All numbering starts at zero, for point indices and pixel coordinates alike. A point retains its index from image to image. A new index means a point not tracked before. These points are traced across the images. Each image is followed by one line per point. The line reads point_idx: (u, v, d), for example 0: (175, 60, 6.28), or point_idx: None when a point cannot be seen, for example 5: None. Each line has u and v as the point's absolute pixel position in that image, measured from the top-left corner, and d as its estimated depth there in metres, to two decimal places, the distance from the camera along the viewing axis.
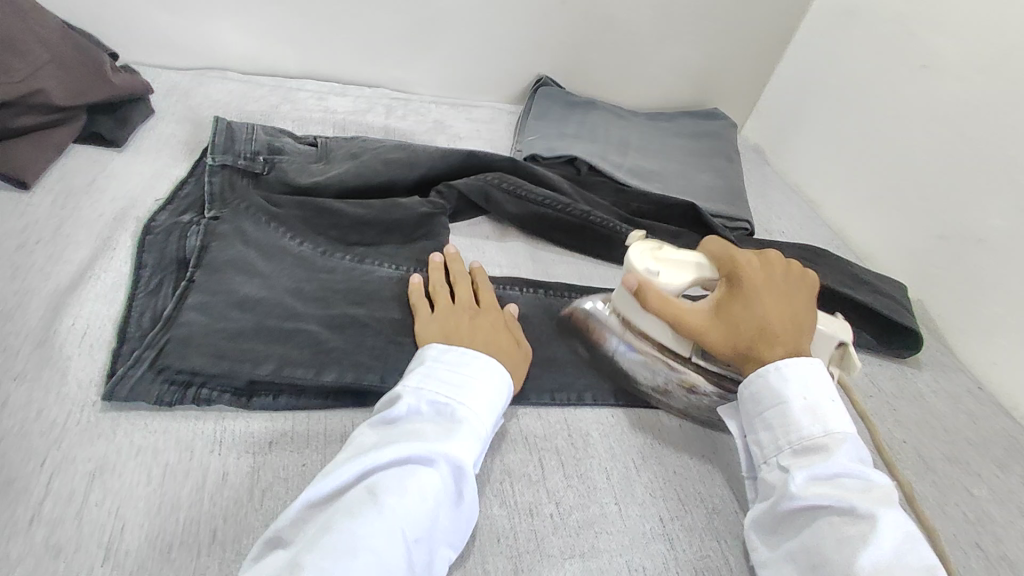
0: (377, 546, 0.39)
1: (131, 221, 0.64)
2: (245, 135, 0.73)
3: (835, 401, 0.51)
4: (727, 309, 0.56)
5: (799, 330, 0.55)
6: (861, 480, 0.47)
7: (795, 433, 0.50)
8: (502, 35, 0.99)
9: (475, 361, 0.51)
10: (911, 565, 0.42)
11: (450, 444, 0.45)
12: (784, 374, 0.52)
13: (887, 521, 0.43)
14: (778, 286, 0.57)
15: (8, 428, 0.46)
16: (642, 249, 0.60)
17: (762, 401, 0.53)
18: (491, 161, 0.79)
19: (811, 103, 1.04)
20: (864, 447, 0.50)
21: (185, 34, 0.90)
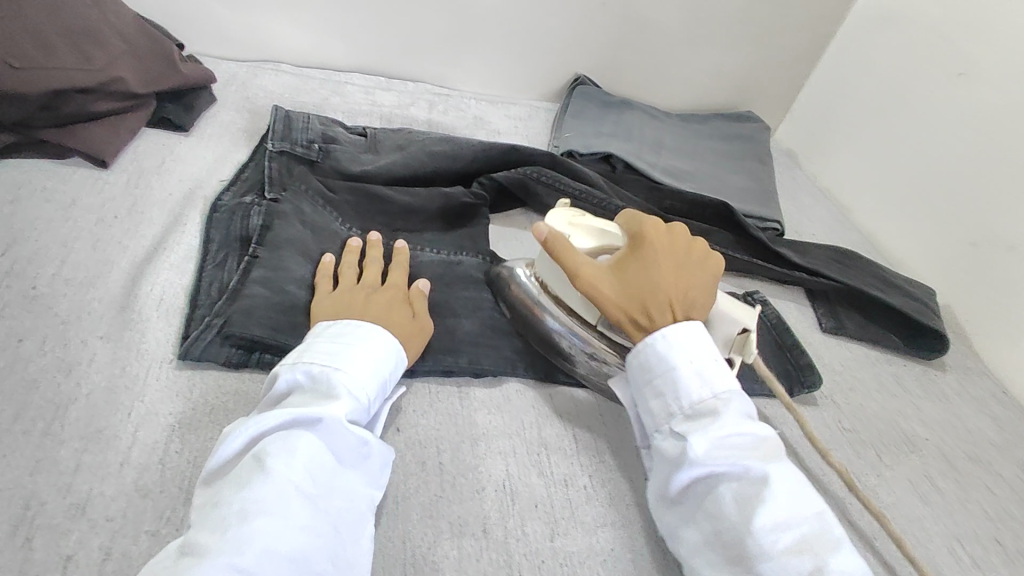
0: (272, 508, 0.41)
1: (199, 201, 0.69)
2: (301, 123, 0.77)
3: (715, 359, 0.53)
4: (625, 271, 0.58)
5: (689, 298, 0.57)
6: (750, 437, 0.50)
7: (685, 399, 0.52)
8: (543, 36, 1.02)
9: (356, 331, 0.53)
10: (802, 515, 0.46)
11: (331, 405, 0.47)
12: (670, 341, 0.54)
13: (778, 478, 0.47)
14: (678, 256, 0.59)
15: (97, 381, 0.51)
16: (561, 217, 0.64)
17: (652, 370, 0.54)
18: (531, 156, 0.83)
19: (844, 109, 1.06)
20: (745, 400, 0.53)
21: (244, 29, 0.95)
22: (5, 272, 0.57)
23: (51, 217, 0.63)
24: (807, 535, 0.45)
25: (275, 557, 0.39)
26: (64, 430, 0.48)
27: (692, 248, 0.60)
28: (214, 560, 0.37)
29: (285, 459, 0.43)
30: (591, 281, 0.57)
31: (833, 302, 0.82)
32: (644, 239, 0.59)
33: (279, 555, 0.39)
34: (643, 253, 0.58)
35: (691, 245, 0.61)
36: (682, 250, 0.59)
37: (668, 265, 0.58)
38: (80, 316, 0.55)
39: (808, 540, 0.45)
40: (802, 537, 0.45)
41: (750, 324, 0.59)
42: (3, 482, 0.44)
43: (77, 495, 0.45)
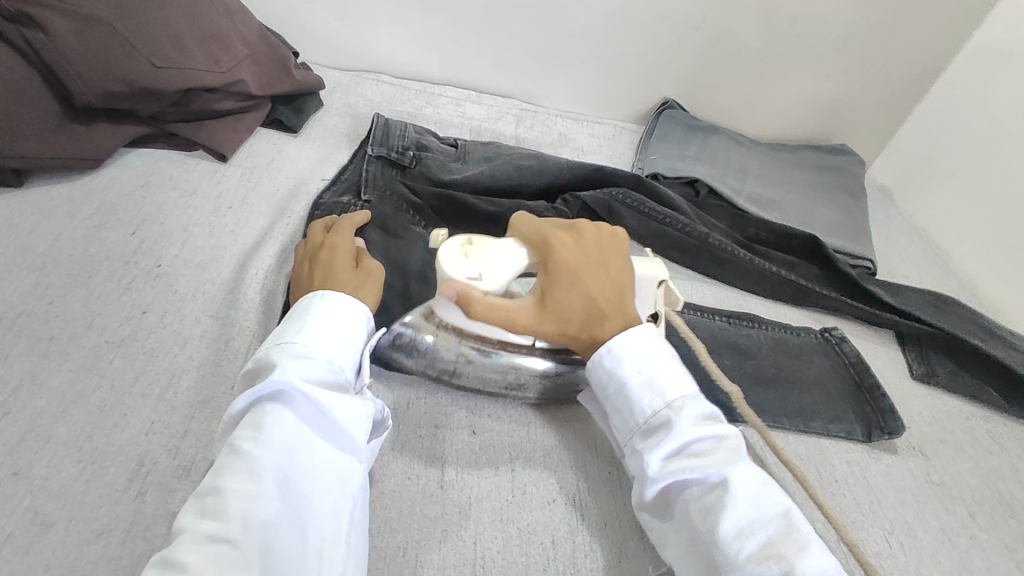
0: (243, 479, 0.41)
1: (303, 197, 0.74)
2: (398, 132, 0.81)
3: (666, 364, 0.52)
4: (551, 301, 0.54)
5: (623, 295, 0.56)
6: (709, 441, 0.48)
7: (641, 413, 0.51)
8: (633, 58, 1.03)
9: (311, 303, 0.53)
10: (766, 516, 0.44)
11: (282, 369, 0.46)
12: (620, 353, 0.53)
13: (737, 481, 0.46)
14: (594, 256, 0.55)
15: (206, 355, 0.55)
16: (453, 247, 0.54)
17: (606, 388, 0.53)
18: (617, 177, 0.83)
19: (952, 147, 1.01)
20: (702, 401, 0.51)
21: (351, 39, 1.02)
22: (135, 249, 0.63)
23: (175, 203, 0.70)
24: (775, 537, 0.43)
25: (250, 525, 0.39)
26: (176, 397, 0.52)
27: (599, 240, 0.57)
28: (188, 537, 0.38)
29: (248, 435, 0.43)
30: (521, 322, 0.54)
31: (926, 348, 0.77)
32: (552, 255, 0.54)
33: (250, 523, 0.39)
34: (561, 274, 0.53)
35: (601, 244, 0.56)
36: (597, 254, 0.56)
37: (591, 277, 0.54)
38: (195, 295, 0.60)
39: (774, 543, 0.43)
40: (767, 539, 0.43)
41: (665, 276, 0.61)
42: (122, 438, 0.49)
43: (185, 458, 0.48)
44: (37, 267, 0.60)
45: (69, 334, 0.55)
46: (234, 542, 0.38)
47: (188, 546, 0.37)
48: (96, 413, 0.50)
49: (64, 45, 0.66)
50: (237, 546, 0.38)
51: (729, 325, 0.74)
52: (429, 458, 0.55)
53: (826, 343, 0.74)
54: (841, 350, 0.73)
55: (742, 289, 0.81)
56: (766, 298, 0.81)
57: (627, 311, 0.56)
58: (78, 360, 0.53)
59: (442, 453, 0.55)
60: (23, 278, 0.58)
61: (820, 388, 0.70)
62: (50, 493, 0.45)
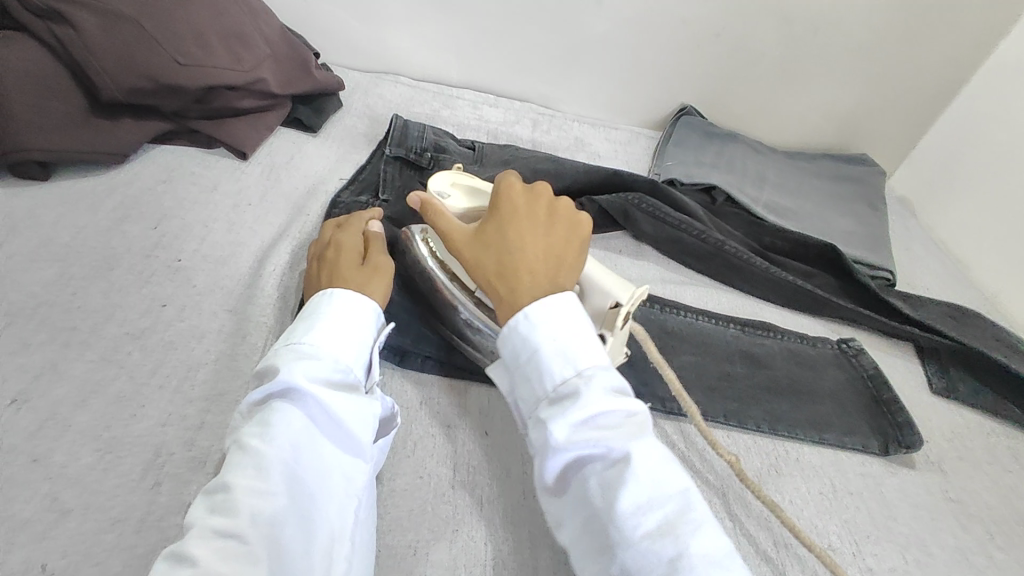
0: (251, 476, 0.41)
1: (321, 196, 0.75)
2: (417, 132, 0.81)
3: (581, 332, 0.48)
4: (483, 236, 0.54)
5: (557, 263, 0.52)
6: (615, 415, 0.45)
7: (549, 381, 0.47)
8: (651, 64, 1.03)
9: (321, 302, 0.53)
10: (666, 496, 0.42)
11: (290, 368, 0.46)
12: (536, 317, 0.48)
13: (640, 458, 0.43)
14: (540, 212, 0.55)
15: (223, 349, 0.56)
16: (445, 176, 0.65)
17: (516, 354, 0.48)
18: (632, 181, 0.82)
19: (975, 159, 0.99)
20: (614, 374, 0.47)
21: (371, 41, 1.03)
22: (155, 242, 0.64)
23: (195, 199, 0.71)
24: (672, 517, 0.41)
25: (256, 521, 0.39)
26: (193, 389, 0.52)
27: (553, 203, 0.56)
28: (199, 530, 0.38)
29: (256, 432, 0.43)
30: (452, 241, 0.55)
31: (944, 362, 0.76)
32: (499, 196, 0.55)
33: (257, 518, 0.39)
34: (501, 214, 0.54)
35: (552, 205, 0.55)
36: (540, 211, 0.55)
37: (528, 225, 0.53)
38: (213, 289, 0.61)
39: (672, 523, 0.41)
40: (667, 520, 0.41)
41: (625, 300, 0.55)
42: (139, 428, 0.49)
43: (200, 450, 0.49)
44: (60, 258, 0.61)
45: (90, 324, 0.55)
46: (242, 537, 0.38)
47: (197, 541, 0.38)
48: (114, 403, 0.50)
49: (93, 44, 0.67)
50: (244, 541, 0.38)
51: (743, 334, 0.73)
52: (440, 458, 0.55)
53: (842, 354, 0.73)
54: (858, 363, 0.72)
55: (757, 297, 0.81)
56: (782, 307, 0.80)
57: (557, 272, 0.52)
58: (98, 350, 0.54)
59: (453, 454, 0.55)
60: (46, 268, 0.59)
61: (835, 400, 0.69)
62: (68, 481, 0.46)
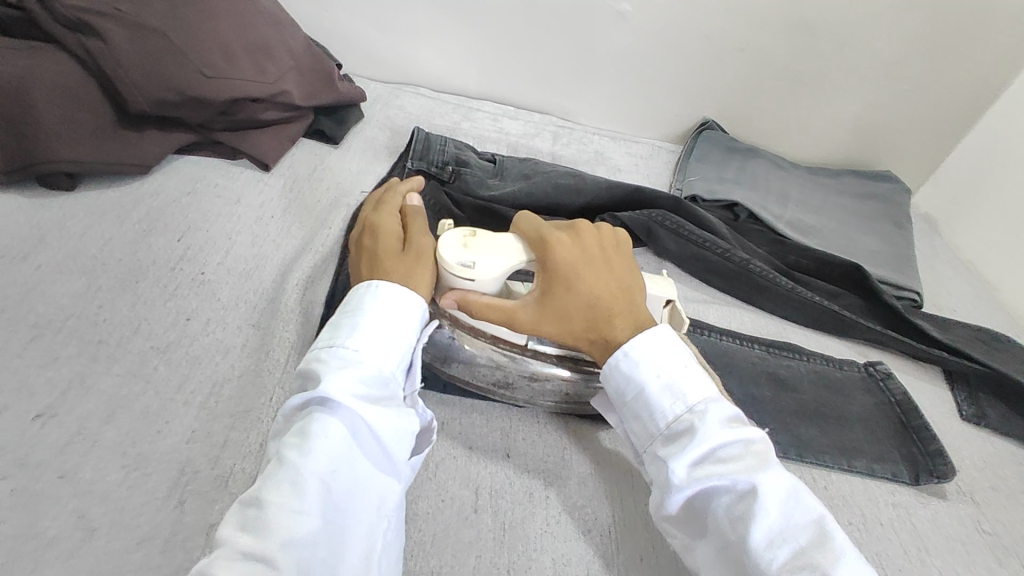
0: (287, 492, 0.40)
1: (343, 209, 0.75)
2: (438, 146, 0.81)
3: (686, 367, 0.50)
4: (552, 296, 0.53)
5: (631, 299, 0.54)
6: (734, 446, 0.45)
7: (661, 418, 0.48)
8: (673, 78, 1.02)
9: (362, 301, 0.51)
10: (799, 525, 0.42)
11: (331, 377, 0.46)
12: (640, 358, 0.50)
13: (767, 486, 0.43)
14: (599, 256, 0.55)
15: (247, 365, 0.56)
16: (455, 241, 0.56)
17: (624, 394, 0.51)
18: (656, 199, 0.82)
19: (1003, 178, 0.98)
20: (726, 405, 0.48)
21: (393, 52, 1.03)
22: (181, 255, 0.64)
23: (220, 211, 0.71)
24: (807, 546, 0.41)
25: (290, 541, 0.38)
26: (217, 406, 0.52)
27: (601, 238, 0.56)
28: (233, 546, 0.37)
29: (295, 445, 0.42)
30: (521, 318, 0.54)
31: (974, 388, 0.74)
32: (554, 251, 0.54)
33: (290, 538, 0.39)
34: (564, 274, 0.53)
35: (602, 242, 0.56)
36: (598, 253, 0.55)
37: (594, 276, 0.53)
38: (237, 303, 0.61)
39: (807, 552, 0.40)
40: (801, 549, 0.40)
41: (672, 297, 0.59)
42: (165, 445, 0.49)
43: (224, 469, 0.48)
44: (87, 270, 0.61)
45: (116, 338, 0.55)
46: (274, 557, 0.37)
47: (229, 559, 0.37)
48: (140, 419, 0.50)
49: (124, 58, 0.68)
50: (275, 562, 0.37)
51: (768, 355, 0.72)
52: (464, 480, 0.54)
53: (870, 378, 0.72)
54: (887, 388, 0.71)
55: (781, 317, 0.80)
56: (806, 327, 0.79)
57: (637, 311, 0.54)
58: (124, 364, 0.54)
59: (476, 476, 0.55)
60: (73, 281, 0.59)
61: (862, 426, 0.67)
62: (94, 498, 0.45)
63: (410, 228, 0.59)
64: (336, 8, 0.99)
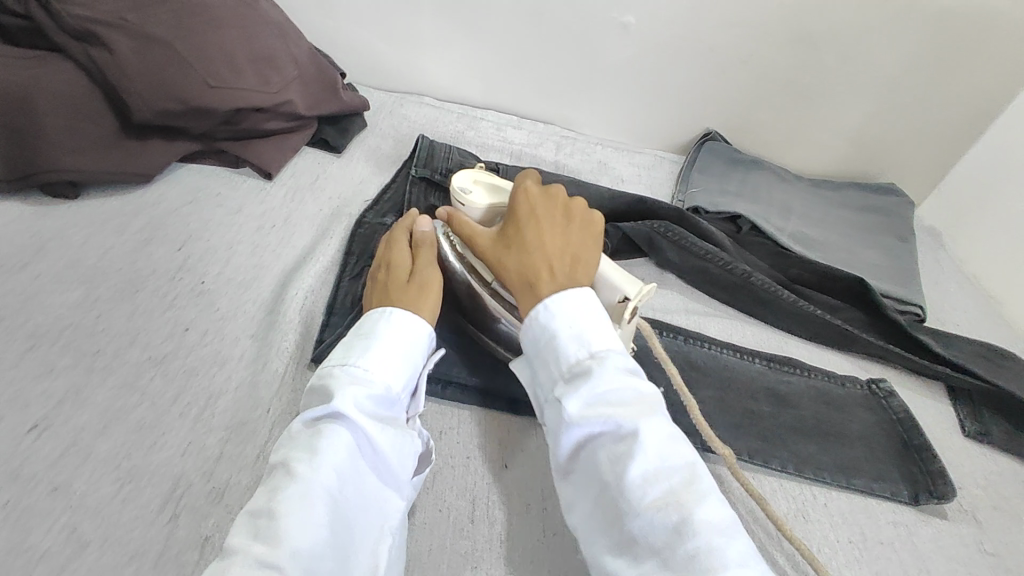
0: (295, 503, 0.40)
1: (344, 219, 0.75)
2: (443, 155, 0.81)
3: (595, 316, 0.50)
4: (504, 235, 0.57)
5: (573, 258, 0.54)
6: (627, 392, 0.45)
7: (564, 363, 0.48)
8: (676, 89, 1.02)
9: (374, 322, 0.52)
10: (672, 467, 0.42)
11: (341, 393, 0.46)
12: (552, 304, 0.50)
13: (649, 430, 0.43)
14: (558, 213, 0.57)
15: (244, 376, 0.56)
16: (467, 175, 0.67)
17: (537, 341, 0.50)
18: (659, 209, 0.81)
19: (1007, 192, 0.97)
20: (628, 357, 0.48)
21: (397, 62, 1.04)
22: (180, 265, 0.64)
23: (220, 220, 0.71)
24: (678, 486, 0.41)
25: (298, 555, 0.38)
26: (213, 418, 0.52)
27: (571, 204, 0.58)
28: (243, 560, 0.37)
29: (303, 456, 0.42)
30: (477, 245, 0.58)
31: (978, 405, 0.74)
32: (519, 197, 0.58)
33: (299, 552, 0.38)
34: (521, 216, 0.56)
35: (567, 206, 0.58)
36: (559, 212, 0.57)
37: (546, 223, 0.56)
38: (235, 314, 0.61)
39: (676, 492, 0.41)
40: (672, 489, 0.41)
41: (631, 292, 0.57)
42: (159, 458, 0.49)
43: (218, 482, 0.48)
44: (86, 279, 0.61)
45: (113, 348, 0.56)
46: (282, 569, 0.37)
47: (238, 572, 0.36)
48: (135, 431, 0.50)
49: (126, 65, 0.68)
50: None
51: (769, 369, 0.72)
52: (461, 492, 0.54)
53: (872, 396, 0.71)
54: (889, 405, 0.70)
55: (783, 330, 0.79)
56: (808, 341, 0.79)
57: (576, 268, 0.53)
58: (120, 375, 0.54)
59: (474, 487, 0.54)
60: (72, 291, 0.60)
61: (864, 444, 0.67)
62: (86, 511, 0.45)
63: (417, 259, 0.59)
64: (341, 18, 0.99)
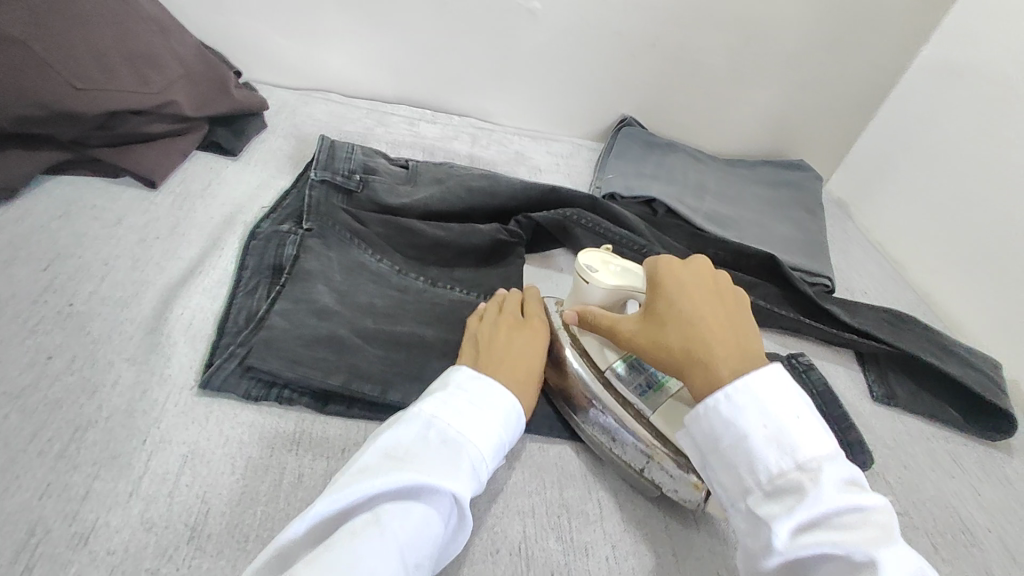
0: (377, 567, 0.39)
1: (238, 226, 0.70)
2: (344, 154, 0.77)
3: (795, 416, 0.44)
4: (653, 314, 0.54)
5: (741, 336, 0.51)
6: (853, 514, 0.40)
7: (762, 471, 0.43)
8: (591, 75, 1.01)
9: (487, 392, 0.50)
10: None
11: (453, 474, 0.44)
12: (738, 402, 0.45)
13: (895, 566, 0.37)
14: (710, 291, 0.53)
15: (117, 405, 0.51)
16: (594, 255, 0.63)
17: (720, 437, 0.45)
18: (572, 197, 0.80)
19: (905, 163, 1.01)
20: (843, 463, 0.42)
21: (300, 57, 0.99)
22: (44, 287, 0.58)
23: (94, 234, 0.65)
24: None
25: None
26: (79, 453, 0.47)
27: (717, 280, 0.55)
28: None
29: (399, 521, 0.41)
30: (623, 333, 0.55)
31: (885, 368, 0.76)
32: (664, 275, 0.54)
33: None
34: (667, 291, 0.53)
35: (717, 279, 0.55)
36: (708, 283, 0.54)
37: (700, 300, 0.52)
38: (109, 336, 0.56)
39: None
40: None
41: None
42: (12, 503, 0.44)
43: (83, 524, 0.44)
44: None
45: None
46: None
47: None
48: None
49: None
50: None
51: None
52: None
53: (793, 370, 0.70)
54: (810, 378, 0.69)
55: None
56: None
57: (745, 342, 0.50)
58: None
59: None
60: None
61: None
62: None
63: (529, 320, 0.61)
64: (232, 11, 0.93)
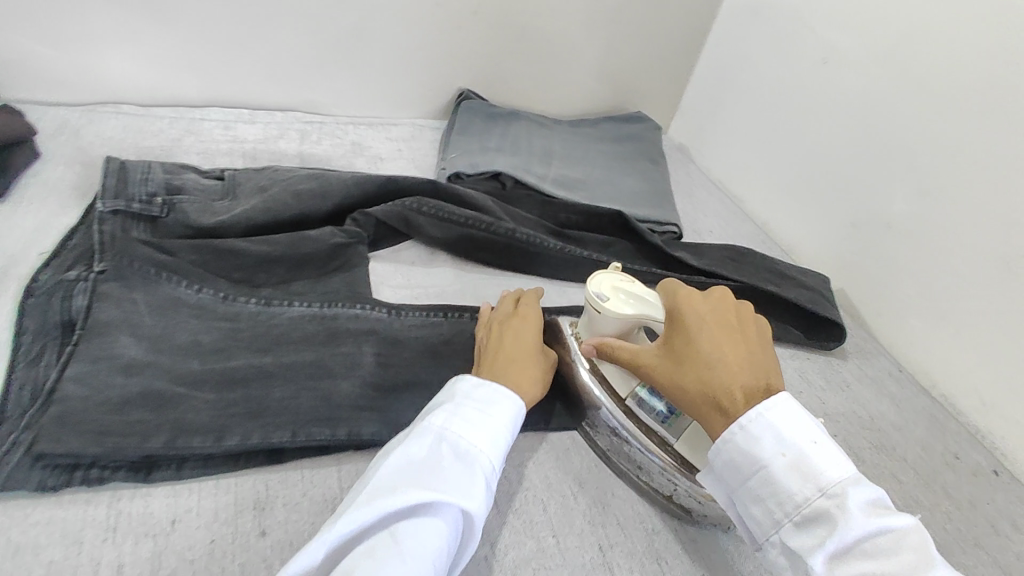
0: None
1: (9, 283, 0.59)
2: (139, 175, 0.68)
3: (815, 443, 0.43)
4: (671, 347, 0.51)
5: (761, 370, 0.48)
6: (885, 537, 0.40)
7: (789, 502, 0.42)
8: (417, 50, 0.96)
9: (488, 396, 0.47)
10: None
11: (467, 489, 0.41)
12: (753, 433, 0.44)
13: None
14: (728, 322, 0.51)
15: None
16: (605, 279, 0.59)
17: (739, 468, 0.44)
18: (410, 185, 0.76)
19: (728, 101, 1.06)
20: (865, 485, 0.42)
21: (73, 68, 0.84)
22: None
23: None
24: None
25: None
26: None
27: (737, 311, 0.52)
28: None
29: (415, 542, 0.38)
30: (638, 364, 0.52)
31: None
32: (684, 306, 0.51)
33: None
34: (687, 323, 0.50)
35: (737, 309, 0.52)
36: (725, 313, 0.51)
37: (720, 331, 0.49)
38: None
39: None
40: None
41: None
42: None
43: None
44: None
45: None
46: None
47: None
48: None
49: None
50: None
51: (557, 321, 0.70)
52: None
53: None
54: None
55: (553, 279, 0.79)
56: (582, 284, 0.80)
57: (765, 375, 0.48)
58: None
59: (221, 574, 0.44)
60: None
61: None
62: None
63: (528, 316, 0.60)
64: None
